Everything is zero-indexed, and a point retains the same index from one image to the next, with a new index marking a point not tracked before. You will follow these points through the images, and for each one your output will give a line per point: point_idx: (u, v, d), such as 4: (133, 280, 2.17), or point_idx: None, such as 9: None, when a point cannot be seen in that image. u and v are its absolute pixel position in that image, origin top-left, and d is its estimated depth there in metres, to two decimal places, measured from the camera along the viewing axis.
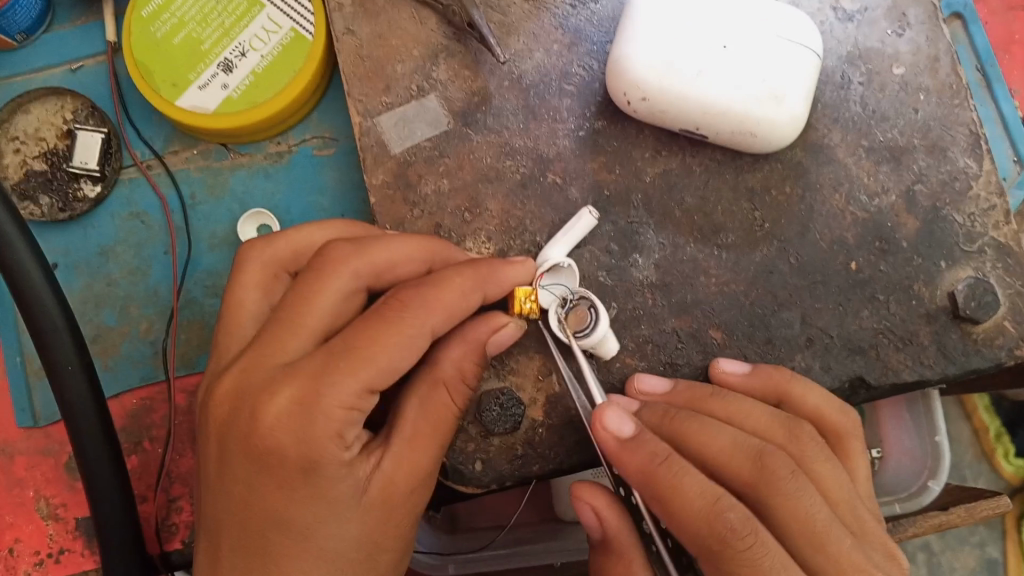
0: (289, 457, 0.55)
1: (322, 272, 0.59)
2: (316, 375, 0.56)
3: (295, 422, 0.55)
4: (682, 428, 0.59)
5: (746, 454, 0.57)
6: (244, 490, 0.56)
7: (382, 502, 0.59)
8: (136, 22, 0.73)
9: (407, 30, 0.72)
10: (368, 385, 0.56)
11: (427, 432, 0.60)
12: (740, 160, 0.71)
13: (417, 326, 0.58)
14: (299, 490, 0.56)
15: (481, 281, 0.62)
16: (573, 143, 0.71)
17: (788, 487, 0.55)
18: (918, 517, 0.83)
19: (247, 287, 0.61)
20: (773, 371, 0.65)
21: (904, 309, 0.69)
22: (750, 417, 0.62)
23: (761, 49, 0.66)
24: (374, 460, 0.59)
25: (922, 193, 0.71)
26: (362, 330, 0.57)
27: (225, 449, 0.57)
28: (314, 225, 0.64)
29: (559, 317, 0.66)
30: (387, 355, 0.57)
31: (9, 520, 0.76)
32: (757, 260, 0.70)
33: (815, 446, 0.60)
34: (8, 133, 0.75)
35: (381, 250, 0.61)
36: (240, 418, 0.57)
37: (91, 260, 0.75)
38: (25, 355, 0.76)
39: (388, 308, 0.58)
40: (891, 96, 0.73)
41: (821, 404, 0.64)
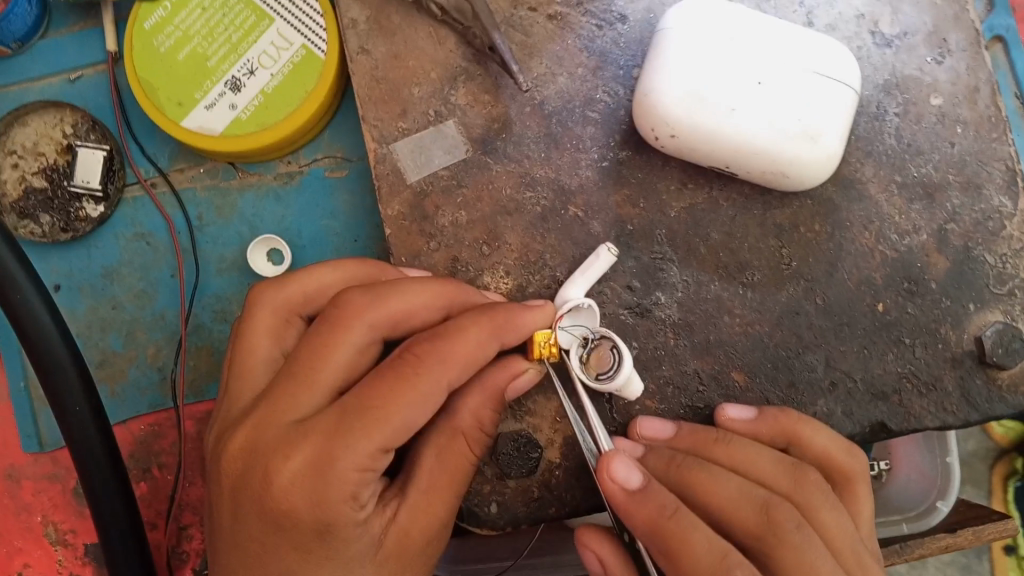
0: (303, 520, 0.54)
1: (337, 324, 0.57)
2: (328, 436, 0.53)
3: (309, 484, 0.53)
4: (688, 476, 0.57)
5: (754, 506, 0.55)
6: (258, 547, 0.55)
7: (397, 556, 0.57)
8: (138, 35, 0.70)
9: (423, 50, 0.69)
10: (384, 446, 0.54)
11: (442, 484, 0.59)
12: (768, 196, 0.68)
13: (433, 381, 0.55)
14: (314, 550, 0.54)
15: (498, 330, 0.58)
16: (596, 174, 0.68)
17: (795, 540, 0.54)
18: (925, 538, 0.83)
19: (259, 333, 0.59)
20: (779, 414, 0.63)
21: (930, 353, 0.68)
22: (756, 461, 0.60)
23: (797, 84, 0.63)
24: (389, 514, 0.57)
25: (953, 232, 0.69)
26: (375, 387, 0.54)
27: (239, 505, 0.56)
28: (327, 266, 0.62)
29: (581, 358, 0.63)
30: (402, 413, 0.54)
31: (18, 545, 0.77)
32: (782, 300, 0.68)
33: (821, 491, 0.58)
34: (4, 147, 0.72)
35: (397, 300, 0.59)
36: (255, 476, 0.55)
37: (95, 283, 0.74)
38: (28, 381, 0.75)
39: (403, 363, 0.55)
40: (927, 129, 0.70)
41: (831, 446, 0.62)
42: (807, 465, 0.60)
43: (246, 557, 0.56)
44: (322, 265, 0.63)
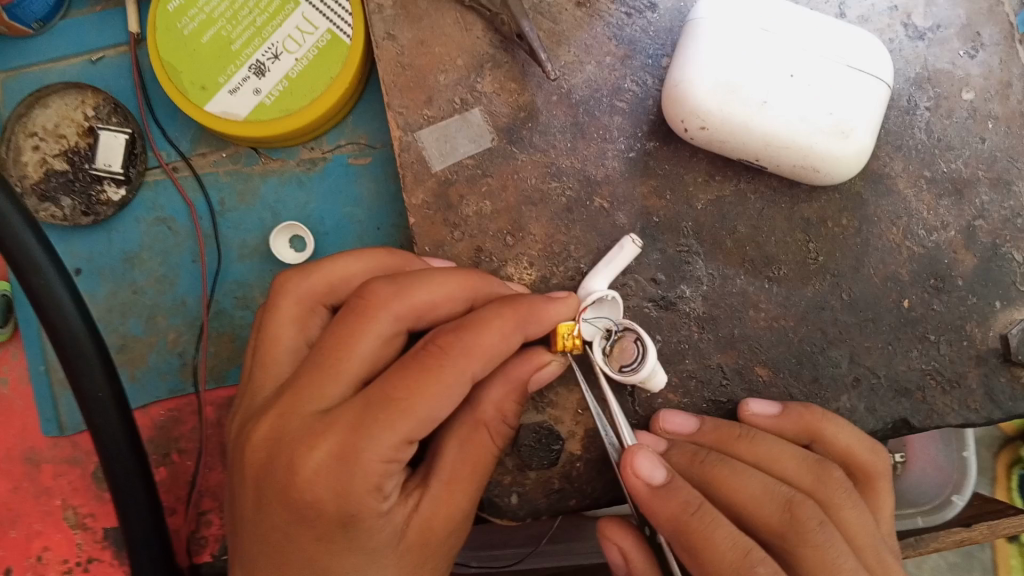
0: (327, 511, 0.53)
1: (363, 314, 0.56)
2: (354, 427, 0.52)
3: (333, 475, 0.52)
4: (711, 473, 0.57)
5: (777, 503, 0.55)
6: (281, 538, 0.54)
7: (419, 547, 0.56)
8: (162, 17, 0.69)
9: (450, 36, 0.69)
10: (409, 437, 0.53)
11: (465, 475, 0.58)
12: (796, 190, 0.68)
13: (458, 372, 0.54)
14: (337, 541, 0.53)
15: (522, 321, 0.57)
16: (622, 165, 0.68)
17: (818, 537, 0.53)
18: (940, 533, 0.83)
19: (283, 323, 0.59)
20: (803, 410, 0.63)
21: (955, 350, 0.67)
22: (779, 459, 0.60)
23: (829, 78, 0.62)
24: (411, 504, 0.56)
25: (981, 229, 0.68)
26: (400, 377, 0.53)
27: (261, 496, 0.55)
28: (351, 256, 0.61)
29: (604, 350, 0.63)
30: (427, 404, 0.53)
31: (37, 529, 0.78)
32: (808, 295, 0.67)
33: (843, 490, 0.58)
34: (27, 128, 0.74)
35: (423, 290, 0.58)
36: (278, 467, 0.54)
37: (115, 267, 0.75)
38: (49, 365, 0.77)
39: (428, 354, 0.54)
40: (957, 124, 0.69)
41: (854, 443, 0.62)
42: (830, 463, 0.60)
43: (267, 548, 0.55)
44: (346, 254, 0.62)
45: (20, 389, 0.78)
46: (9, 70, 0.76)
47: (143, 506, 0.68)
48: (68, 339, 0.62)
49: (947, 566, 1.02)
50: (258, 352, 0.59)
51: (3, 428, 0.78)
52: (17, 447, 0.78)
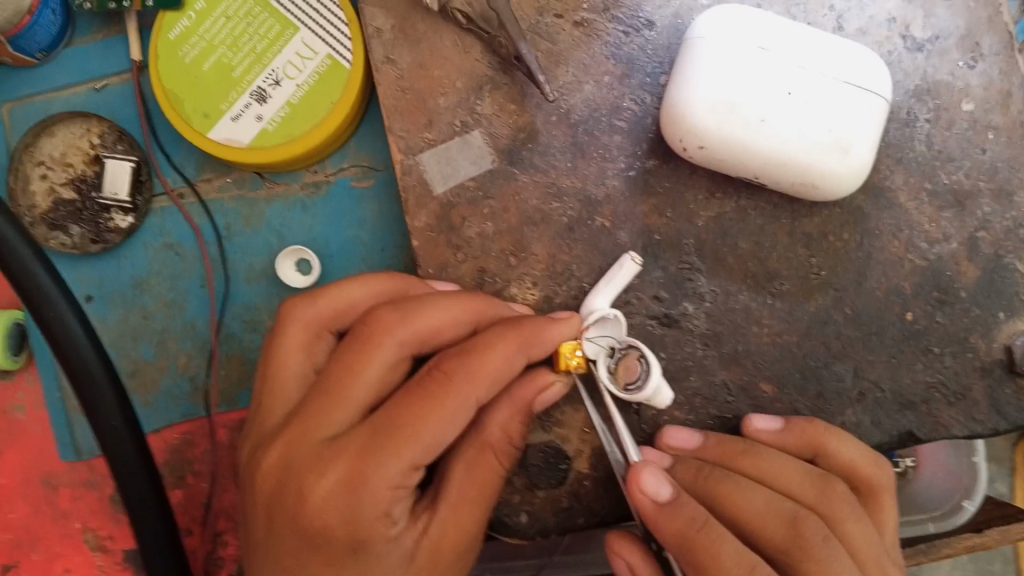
0: (337, 537, 0.52)
1: (368, 341, 0.55)
2: (361, 455, 0.52)
3: (343, 502, 0.52)
4: (716, 488, 0.57)
5: (782, 518, 0.55)
6: (292, 565, 0.53)
7: (430, 568, 0.55)
8: (164, 46, 0.70)
9: (449, 59, 0.69)
10: (415, 463, 0.52)
11: (473, 497, 0.57)
12: (797, 205, 0.68)
13: (463, 398, 0.53)
14: (347, 565, 0.53)
15: (526, 344, 0.56)
16: (623, 184, 0.68)
17: (822, 553, 0.53)
18: (951, 538, 0.84)
19: (289, 350, 0.57)
20: (805, 425, 0.63)
21: (959, 362, 0.67)
22: (782, 473, 0.60)
23: (827, 94, 0.62)
24: (421, 526, 0.55)
25: (984, 240, 0.68)
26: (404, 404, 0.52)
27: (272, 521, 0.54)
28: (355, 279, 0.60)
29: (609, 368, 0.63)
30: (432, 431, 0.52)
31: (57, 551, 0.79)
32: (811, 310, 0.67)
33: (846, 503, 0.58)
34: (34, 158, 0.75)
35: (428, 315, 0.56)
36: (287, 493, 0.53)
37: (125, 292, 0.77)
38: (63, 391, 0.78)
39: (433, 380, 0.53)
40: (958, 135, 0.69)
41: (857, 457, 0.62)
42: (833, 477, 0.60)
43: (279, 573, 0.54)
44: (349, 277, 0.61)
45: (35, 414, 0.80)
46: (17, 100, 0.77)
47: (158, 531, 0.69)
48: (78, 372, 0.63)
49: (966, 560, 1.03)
50: (265, 378, 0.59)
51: (21, 451, 0.80)
52: (33, 472, 0.80)
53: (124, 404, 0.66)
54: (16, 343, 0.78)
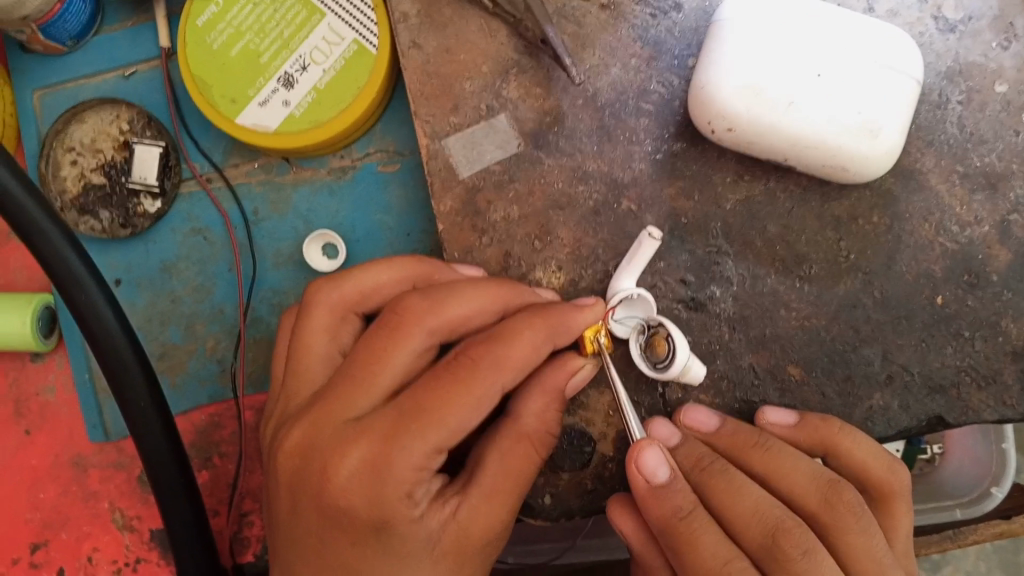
0: (360, 517, 0.50)
1: (397, 329, 0.53)
2: (386, 437, 0.50)
3: (366, 483, 0.50)
4: (710, 481, 0.54)
5: (764, 524, 0.52)
6: (318, 544, 0.52)
7: (456, 556, 0.53)
8: (191, 32, 0.71)
9: (475, 44, 0.69)
10: (440, 446, 0.50)
11: (507, 488, 0.54)
12: (826, 187, 0.67)
13: (490, 386, 0.51)
14: (370, 546, 0.51)
15: (553, 332, 0.55)
16: (650, 167, 0.68)
17: (799, 566, 0.50)
18: (977, 524, 0.89)
19: (314, 334, 0.56)
20: (820, 423, 0.62)
21: (989, 347, 0.67)
22: (790, 475, 0.57)
23: (857, 77, 0.61)
24: (448, 513, 0.52)
25: (1017, 223, 0.67)
26: (430, 389, 0.50)
27: (297, 499, 0.53)
28: (383, 265, 0.59)
29: (641, 347, 0.64)
30: (457, 414, 0.50)
31: (86, 531, 0.80)
32: (839, 294, 0.67)
33: (852, 515, 0.54)
34: (64, 144, 0.76)
35: (456, 302, 0.55)
36: (312, 473, 0.52)
37: (154, 276, 0.77)
38: (93, 373, 0.79)
39: (458, 365, 0.51)
40: (991, 117, 0.68)
41: (870, 461, 0.60)
42: (847, 483, 0.56)
43: (305, 551, 0.53)
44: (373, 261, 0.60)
45: (65, 397, 0.81)
46: (46, 87, 0.78)
47: (186, 512, 0.69)
48: (109, 353, 0.63)
49: (992, 547, 1.03)
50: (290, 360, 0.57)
51: (51, 433, 0.81)
52: (64, 453, 0.81)
53: (153, 386, 0.66)
54: (46, 326, 0.79)
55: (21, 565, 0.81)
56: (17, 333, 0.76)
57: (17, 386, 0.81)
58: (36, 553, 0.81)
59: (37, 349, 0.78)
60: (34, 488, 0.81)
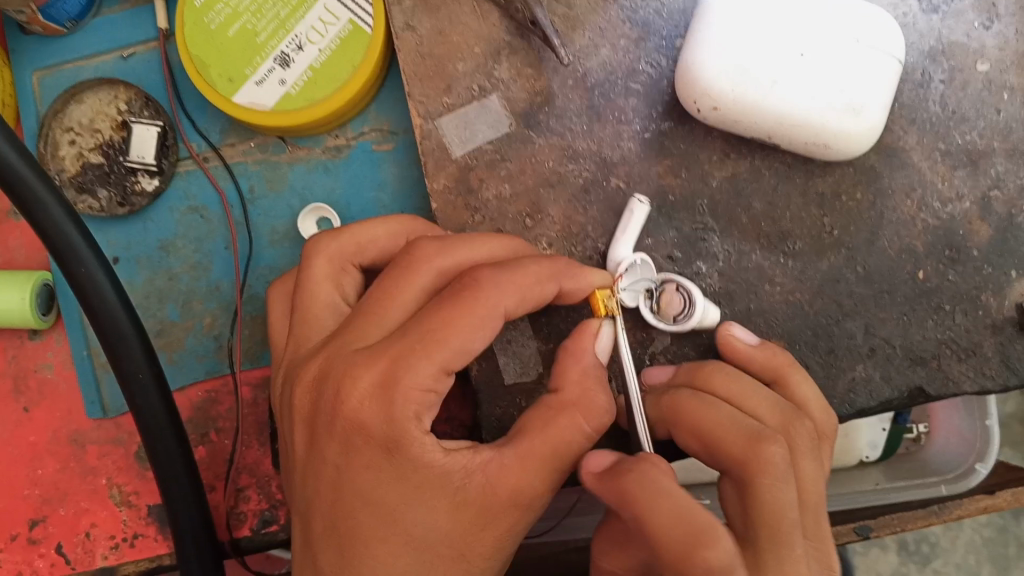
0: (374, 435, 0.49)
1: (406, 269, 0.52)
2: (393, 357, 0.49)
3: (378, 401, 0.49)
4: (682, 408, 0.54)
5: (741, 432, 0.50)
6: (334, 474, 0.50)
7: (480, 505, 0.49)
8: (189, 12, 0.72)
9: (468, 25, 0.71)
10: (445, 366, 0.49)
11: (543, 454, 0.50)
12: (811, 164, 0.69)
13: (491, 305, 0.50)
14: (385, 470, 0.49)
15: (558, 274, 0.55)
16: (638, 145, 0.69)
17: (774, 473, 0.48)
18: (964, 500, 0.87)
19: (319, 283, 0.56)
20: (778, 351, 0.62)
21: (970, 320, 0.68)
22: (752, 398, 0.55)
23: (841, 56, 0.63)
24: (479, 460, 0.50)
25: (997, 199, 0.69)
26: (432, 311, 0.49)
27: (313, 430, 0.51)
28: (390, 222, 0.59)
29: (652, 308, 0.66)
30: (460, 335, 0.49)
31: (84, 506, 0.81)
32: (823, 268, 0.68)
33: (807, 438, 0.52)
34: (63, 123, 0.79)
35: (466, 246, 0.54)
36: (325, 400, 0.50)
37: (152, 254, 0.79)
38: (91, 350, 0.81)
39: (459, 288, 0.50)
40: (973, 95, 0.70)
41: (812, 400, 0.60)
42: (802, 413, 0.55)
43: (320, 484, 0.50)
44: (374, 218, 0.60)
45: (64, 373, 0.83)
46: (46, 67, 0.80)
47: (184, 483, 0.70)
48: (108, 324, 0.64)
49: (982, 542, 1.10)
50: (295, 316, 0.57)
51: (50, 409, 0.82)
52: (63, 429, 0.82)
53: (151, 357, 0.67)
54: (45, 304, 0.81)
55: (19, 541, 0.82)
56: (15, 309, 0.78)
57: (16, 363, 0.83)
58: (35, 528, 0.81)
59: (35, 325, 0.80)
60: (32, 464, 0.82)
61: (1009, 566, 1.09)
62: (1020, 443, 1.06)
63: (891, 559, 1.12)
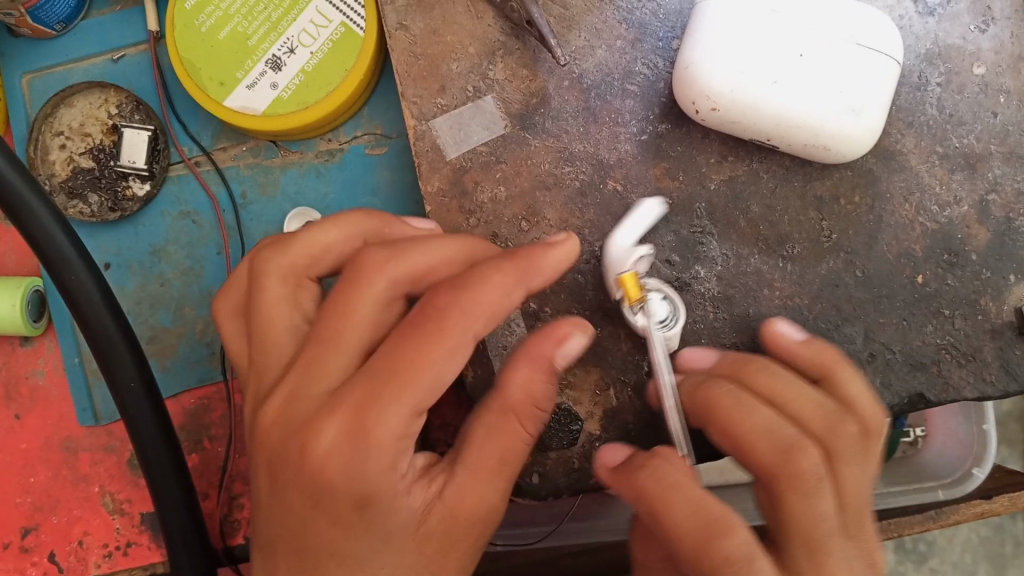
0: (342, 491, 0.47)
1: (356, 291, 0.49)
2: (361, 406, 0.46)
3: (347, 456, 0.46)
4: (716, 405, 0.51)
5: (776, 442, 0.49)
6: (299, 525, 0.48)
7: (441, 537, 0.49)
8: (180, 15, 0.72)
9: (462, 26, 0.70)
10: (417, 407, 0.47)
11: (491, 464, 0.50)
12: (809, 167, 0.68)
13: (459, 332, 0.47)
14: (353, 524, 0.47)
15: (525, 275, 0.50)
16: (635, 148, 0.69)
17: (808, 485, 0.48)
18: (959, 505, 0.87)
19: (275, 305, 0.51)
20: (826, 348, 0.57)
21: (969, 325, 0.67)
22: (796, 401, 0.52)
23: (838, 58, 0.62)
24: (434, 490, 0.49)
25: (995, 203, 0.69)
26: (399, 348, 0.47)
27: (277, 480, 0.49)
28: (341, 230, 0.54)
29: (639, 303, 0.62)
30: (431, 371, 0.46)
31: (77, 514, 0.81)
32: (822, 272, 0.68)
33: (853, 446, 0.50)
34: (53, 127, 0.78)
35: (422, 252, 0.51)
36: (290, 453, 0.48)
37: (143, 260, 0.78)
38: (83, 356, 0.81)
39: (426, 318, 0.47)
40: (969, 98, 0.69)
41: (863, 399, 0.54)
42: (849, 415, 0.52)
43: (284, 531, 0.49)
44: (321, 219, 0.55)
45: (56, 379, 0.82)
46: (36, 71, 0.80)
47: (176, 492, 0.69)
48: (97, 332, 0.64)
49: (978, 541, 1.10)
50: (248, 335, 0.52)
51: (41, 416, 0.82)
52: (55, 436, 0.81)
53: (141, 365, 0.67)
54: (35, 310, 0.80)
55: (11, 549, 0.81)
56: (6, 315, 0.77)
57: (7, 369, 0.82)
58: (28, 536, 0.81)
59: (26, 332, 0.79)
60: (24, 471, 0.81)
61: (1005, 565, 1.09)
62: (1017, 442, 1.06)
63: (889, 559, 1.11)
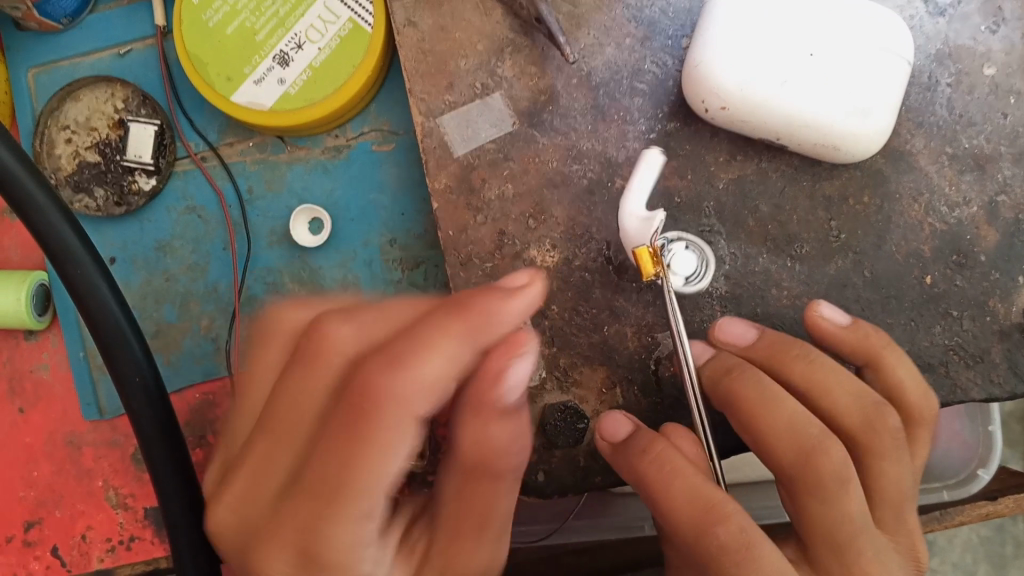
0: None
1: (313, 361, 0.43)
2: (307, 507, 0.40)
3: (299, 567, 0.41)
4: (743, 397, 0.52)
5: (798, 441, 0.50)
6: None
7: None
8: (188, 10, 0.72)
9: (471, 22, 0.70)
10: (368, 502, 0.41)
11: (473, 521, 0.45)
12: (818, 167, 0.68)
13: (400, 413, 0.40)
14: None
15: (474, 334, 0.42)
16: (644, 146, 0.68)
17: (830, 484, 0.49)
18: (965, 506, 0.87)
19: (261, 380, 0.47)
20: (870, 332, 0.59)
21: (978, 326, 0.67)
22: (831, 391, 0.53)
23: (849, 57, 0.62)
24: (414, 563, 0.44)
25: (1004, 204, 0.68)
26: (334, 435, 0.41)
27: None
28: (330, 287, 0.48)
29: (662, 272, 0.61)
30: (371, 462, 0.40)
31: (80, 509, 0.80)
32: (830, 273, 0.67)
33: (889, 440, 0.52)
34: (59, 122, 0.78)
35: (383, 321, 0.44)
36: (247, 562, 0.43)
37: (148, 255, 0.79)
38: (87, 351, 0.80)
39: (360, 401, 0.40)
40: (979, 99, 0.69)
41: (908, 383, 0.57)
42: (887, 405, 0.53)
43: None
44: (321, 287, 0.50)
45: (59, 374, 0.81)
46: (42, 64, 0.80)
47: None
48: (104, 327, 0.63)
49: (978, 541, 1.10)
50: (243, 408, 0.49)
51: (45, 410, 0.81)
52: (58, 431, 0.81)
53: (147, 360, 0.66)
54: (40, 304, 0.80)
55: (15, 543, 0.81)
56: (11, 309, 0.77)
57: (11, 363, 0.82)
58: (31, 530, 0.81)
59: (31, 326, 0.79)
60: (28, 465, 0.81)
61: (1005, 565, 1.09)
62: (1019, 443, 1.06)
63: None
